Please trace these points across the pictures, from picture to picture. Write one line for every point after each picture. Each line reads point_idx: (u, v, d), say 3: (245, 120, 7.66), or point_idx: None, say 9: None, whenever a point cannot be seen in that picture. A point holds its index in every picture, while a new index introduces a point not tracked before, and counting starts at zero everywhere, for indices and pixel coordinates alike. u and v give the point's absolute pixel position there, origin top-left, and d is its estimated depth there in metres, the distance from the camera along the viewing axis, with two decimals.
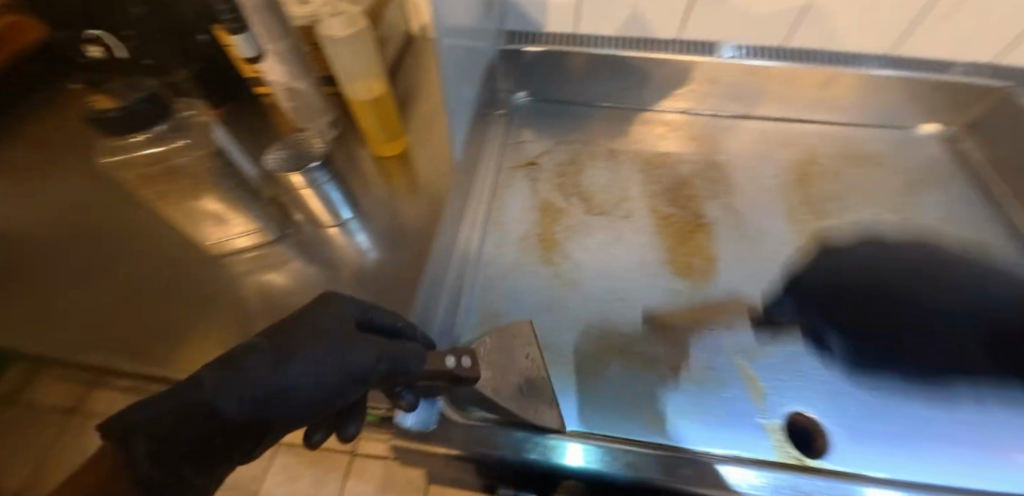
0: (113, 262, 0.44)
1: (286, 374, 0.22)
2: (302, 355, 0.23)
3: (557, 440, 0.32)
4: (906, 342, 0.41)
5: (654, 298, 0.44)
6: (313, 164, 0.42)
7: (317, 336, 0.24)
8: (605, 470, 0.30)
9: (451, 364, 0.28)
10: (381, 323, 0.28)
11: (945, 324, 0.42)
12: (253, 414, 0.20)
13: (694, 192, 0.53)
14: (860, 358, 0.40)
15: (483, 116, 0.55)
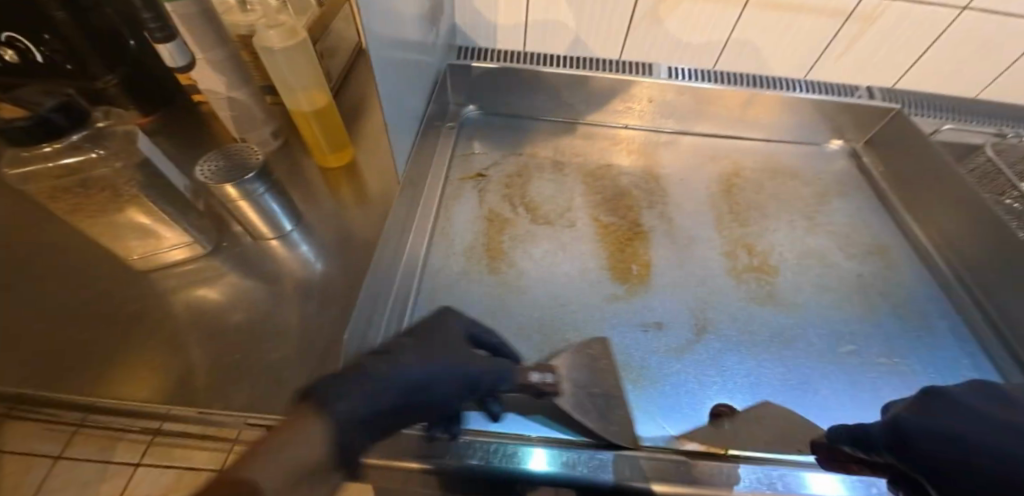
0: (30, 283, 0.42)
1: (427, 369, 0.27)
2: (432, 363, 0.28)
3: (522, 447, 0.32)
4: (815, 337, 0.45)
5: (594, 303, 0.46)
6: (248, 176, 0.41)
7: (438, 344, 0.29)
8: (575, 476, 0.31)
9: (538, 379, 0.33)
10: (485, 340, 0.33)
11: (847, 320, 0.46)
12: (405, 397, 0.26)
13: (633, 202, 0.56)
14: (776, 352, 0.43)
15: (431, 128, 0.56)
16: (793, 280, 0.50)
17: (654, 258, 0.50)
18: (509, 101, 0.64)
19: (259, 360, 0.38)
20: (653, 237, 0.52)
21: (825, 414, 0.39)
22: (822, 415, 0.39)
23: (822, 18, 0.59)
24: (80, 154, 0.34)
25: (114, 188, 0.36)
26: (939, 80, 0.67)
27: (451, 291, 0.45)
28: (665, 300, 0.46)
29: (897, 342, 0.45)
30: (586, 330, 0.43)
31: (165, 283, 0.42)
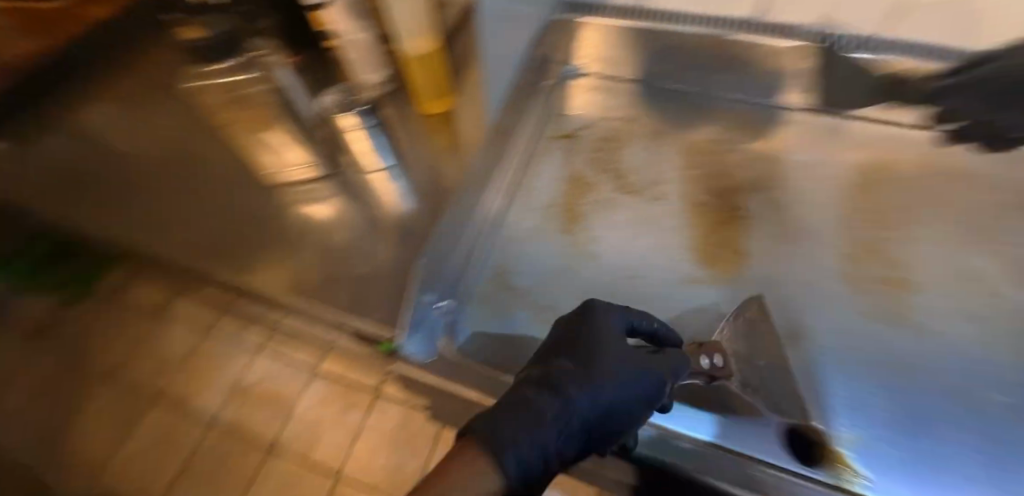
0: (201, 184, 0.54)
1: (603, 383, 0.24)
2: (607, 360, 0.25)
3: None
4: (948, 376, 0.36)
5: (669, 282, 0.42)
6: (360, 108, 0.46)
7: (600, 355, 0.25)
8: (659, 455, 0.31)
9: (706, 365, 0.34)
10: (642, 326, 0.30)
11: (1007, 367, 0.36)
12: (591, 416, 0.23)
13: (738, 182, 0.50)
14: (881, 381, 0.36)
15: (529, 84, 0.56)
16: (934, 303, 0.40)
17: (749, 247, 0.45)
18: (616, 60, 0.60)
19: (351, 273, 0.44)
20: (754, 224, 0.46)
21: (937, 463, 0.31)
22: (932, 463, 0.31)
23: None
24: None
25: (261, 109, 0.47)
26: None
27: (523, 245, 0.46)
28: (754, 296, 0.41)
29: None
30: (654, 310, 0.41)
31: (288, 196, 0.50)
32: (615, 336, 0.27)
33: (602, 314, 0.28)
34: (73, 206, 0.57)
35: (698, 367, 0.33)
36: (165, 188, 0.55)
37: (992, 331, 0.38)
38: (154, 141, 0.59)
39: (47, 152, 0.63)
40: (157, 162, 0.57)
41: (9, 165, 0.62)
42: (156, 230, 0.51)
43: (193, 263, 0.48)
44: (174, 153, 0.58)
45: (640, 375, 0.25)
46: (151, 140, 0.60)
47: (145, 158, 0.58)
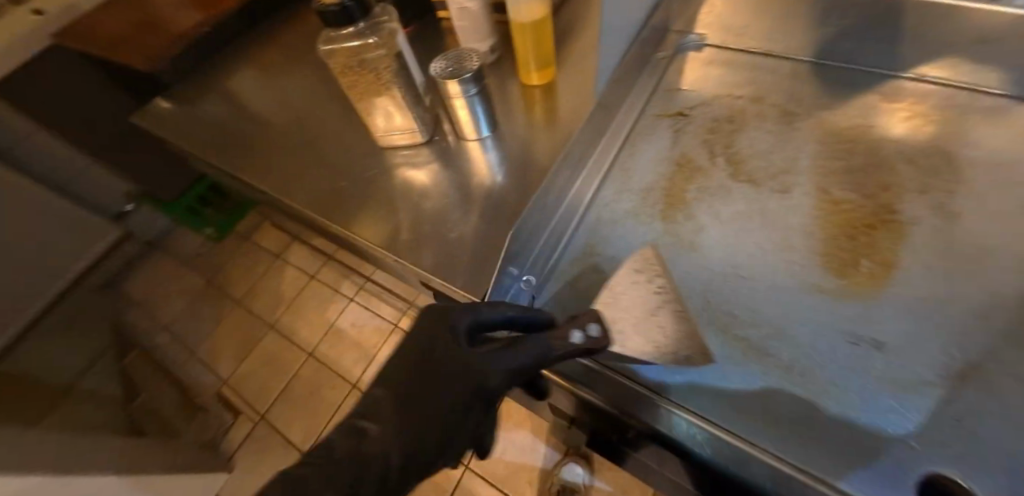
0: (324, 144, 0.61)
1: (445, 395, 0.31)
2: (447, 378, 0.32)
3: (649, 405, 0.32)
4: None
5: (787, 287, 0.36)
6: (467, 76, 0.44)
7: (449, 369, 0.32)
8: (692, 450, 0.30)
9: (581, 339, 0.32)
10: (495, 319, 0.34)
11: None
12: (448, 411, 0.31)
13: (893, 180, 0.40)
14: None
15: (639, 55, 0.52)
16: None
17: (903, 258, 0.36)
18: (745, 31, 0.53)
19: (440, 236, 0.45)
20: (913, 232, 0.37)
21: None
22: None
23: None
24: (362, 41, 0.42)
25: (377, 73, 0.44)
26: None
27: (615, 229, 0.43)
28: (904, 318, 0.33)
29: None
30: (767, 316, 0.35)
31: (393, 160, 0.54)
32: (457, 350, 0.32)
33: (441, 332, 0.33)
34: (221, 156, 0.67)
35: (569, 343, 0.31)
36: (295, 148, 0.62)
37: None
38: (297, 107, 0.69)
39: (212, 112, 0.75)
40: (295, 124, 0.66)
41: (185, 120, 0.75)
42: (282, 180, 0.58)
43: (304, 211, 0.54)
44: (309, 117, 0.66)
45: (480, 373, 0.31)
46: (292, 105, 0.70)
47: (287, 121, 0.67)
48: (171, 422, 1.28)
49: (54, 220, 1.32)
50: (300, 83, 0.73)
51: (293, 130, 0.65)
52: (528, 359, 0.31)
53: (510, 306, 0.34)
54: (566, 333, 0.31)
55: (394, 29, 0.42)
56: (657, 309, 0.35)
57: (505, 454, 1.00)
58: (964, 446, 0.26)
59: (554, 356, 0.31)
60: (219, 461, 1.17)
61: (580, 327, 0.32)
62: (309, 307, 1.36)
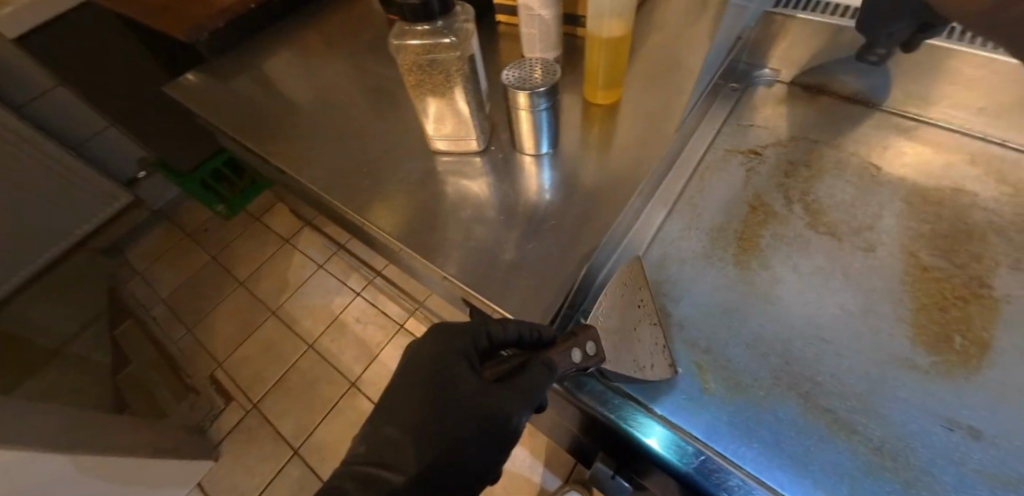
0: (366, 136, 0.57)
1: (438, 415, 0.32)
2: (453, 436, 0.32)
3: (647, 420, 0.32)
4: None
5: (871, 356, 0.34)
6: (539, 89, 0.41)
7: (446, 394, 0.32)
8: (685, 466, 0.30)
9: (577, 358, 0.31)
10: (496, 338, 0.33)
11: None
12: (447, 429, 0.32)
13: (987, 249, 0.38)
14: None
15: (713, 87, 0.50)
16: None
17: (1000, 339, 0.33)
18: (827, 72, 0.50)
19: (486, 251, 0.41)
20: (1010, 311, 0.34)
21: None
22: None
23: None
24: (437, 40, 0.39)
25: (447, 74, 0.41)
26: None
27: (682, 272, 0.40)
28: (1005, 405, 0.30)
29: None
30: (851, 386, 0.33)
31: (441, 165, 0.51)
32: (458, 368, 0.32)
33: (431, 358, 0.33)
34: (252, 138, 0.63)
35: (570, 363, 0.31)
36: (331, 139, 0.59)
37: None
38: (339, 94, 0.66)
39: (246, 89, 0.72)
40: (333, 112, 0.63)
41: (215, 95, 0.71)
42: (314, 167, 0.55)
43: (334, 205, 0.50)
44: (348, 107, 0.63)
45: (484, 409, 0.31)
46: (332, 91, 0.67)
47: (324, 108, 0.64)
48: (158, 401, 1.24)
49: (66, 180, 1.29)
50: (341, 70, 0.71)
51: (331, 119, 0.62)
52: (534, 380, 0.30)
53: (517, 323, 0.32)
54: (563, 349, 0.31)
55: (471, 31, 0.40)
56: (637, 326, 0.35)
57: (505, 473, 0.96)
58: None
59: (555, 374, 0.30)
60: (205, 450, 1.12)
61: (576, 345, 0.31)
62: (314, 297, 1.33)
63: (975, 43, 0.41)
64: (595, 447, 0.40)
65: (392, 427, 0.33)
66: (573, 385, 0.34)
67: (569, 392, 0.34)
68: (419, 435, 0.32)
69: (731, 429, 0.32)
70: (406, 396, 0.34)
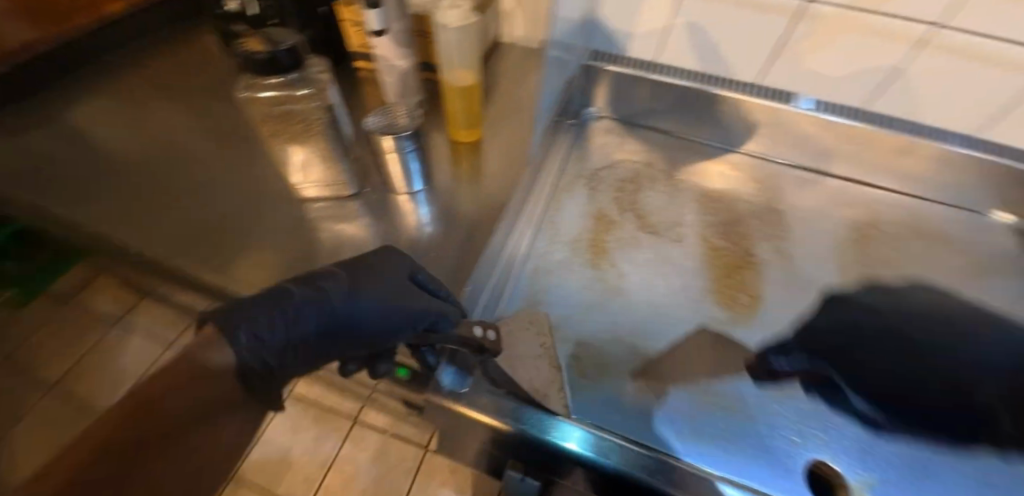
0: (217, 190, 0.52)
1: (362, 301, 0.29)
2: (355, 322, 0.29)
3: (557, 421, 0.34)
4: (934, 416, 0.40)
5: (690, 320, 0.45)
6: (404, 133, 0.44)
7: (382, 284, 0.30)
8: (598, 458, 0.32)
9: (478, 335, 0.32)
10: (426, 284, 0.33)
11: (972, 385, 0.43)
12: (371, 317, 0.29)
13: (748, 230, 0.53)
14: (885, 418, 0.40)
15: (555, 123, 0.60)
16: (928, 353, 0.44)
17: (763, 291, 0.47)
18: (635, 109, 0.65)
19: None
20: (765, 270, 0.49)
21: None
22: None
23: (1015, 72, 0.54)
24: (291, 92, 0.39)
25: (308, 123, 0.42)
26: None
27: (551, 284, 0.47)
28: (767, 338, 0.44)
29: None
30: (679, 348, 0.43)
31: (314, 212, 0.49)
32: (394, 275, 0.31)
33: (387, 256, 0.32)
34: (61, 201, 0.52)
35: (470, 336, 0.32)
36: (176, 195, 0.52)
37: (952, 361, 0.44)
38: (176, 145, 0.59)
39: (45, 143, 0.59)
40: (171, 166, 0.56)
41: None
42: (154, 229, 0.48)
43: (188, 270, 0.45)
44: (192, 159, 0.57)
45: (393, 326, 0.30)
46: (166, 142, 0.59)
47: (160, 162, 0.57)
48: None
49: None
50: (178, 117, 0.63)
51: (172, 172, 0.55)
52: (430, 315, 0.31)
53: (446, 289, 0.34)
54: (466, 329, 0.32)
55: (327, 81, 0.42)
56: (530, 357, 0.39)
57: None
58: (819, 432, 0.38)
59: (447, 336, 0.31)
60: None
61: (479, 324, 0.33)
62: None
63: (726, 85, 0.58)
64: (511, 457, 0.41)
65: (340, 274, 0.29)
66: (467, 400, 0.34)
67: (465, 408, 0.34)
68: (352, 296, 0.28)
69: (616, 409, 0.39)
70: (358, 272, 0.30)
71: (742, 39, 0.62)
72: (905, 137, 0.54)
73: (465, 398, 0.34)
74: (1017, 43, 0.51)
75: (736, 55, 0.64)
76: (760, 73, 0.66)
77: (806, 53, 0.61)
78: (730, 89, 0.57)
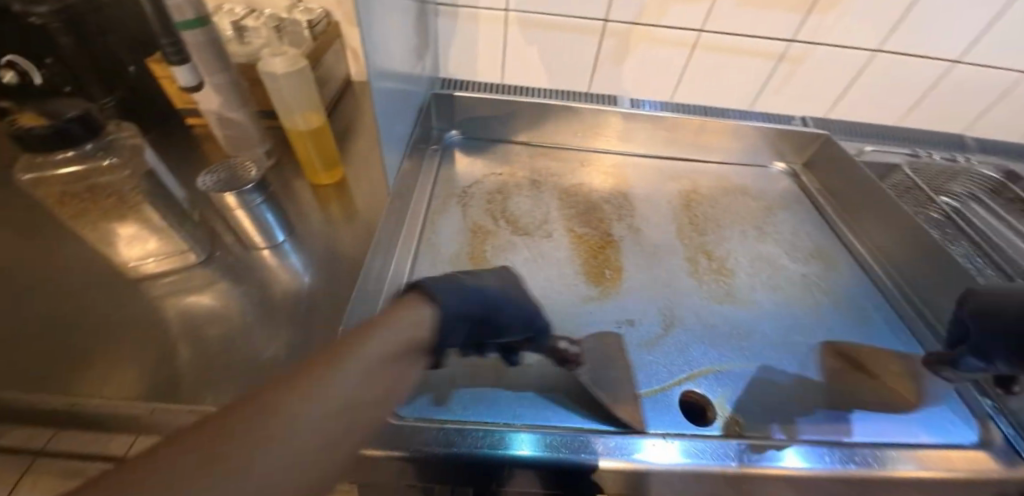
0: (13, 290, 0.42)
1: (506, 300, 0.39)
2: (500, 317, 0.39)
3: (492, 432, 0.36)
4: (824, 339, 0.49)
5: (570, 302, 0.49)
6: (247, 186, 0.43)
7: (520, 291, 0.41)
8: (546, 453, 0.35)
9: (564, 347, 0.42)
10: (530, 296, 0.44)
11: (830, 304, 0.53)
12: (508, 316, 0.39)
13: (604, 215, 0.61)
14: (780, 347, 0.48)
15: (416, 150, 0.62)
16: (749, 279, 0.55)
17: (624, 263, 0.54)
18: (490, 127, 0.70)
19: (241, 361, 0.37)
20: (621, 245, 0.57)
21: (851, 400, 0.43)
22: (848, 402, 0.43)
23: (760, 60, 0.72)
24: (93, 164, 0.38)
25: (120, 195, 0.39)
26: (864, 109, 0.78)
27: None
28: (633, 299, 0.50)
29: (891, 321, 0.52)
30: (565, 329, 0.47)
31: (156, 290, 0.43)
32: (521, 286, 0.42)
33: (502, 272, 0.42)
34: None
35: (558, 346, 0.42)
36: None
37: (768, 280, 0.55)
38: None
39: None
40: None
41: None
42: None
43: None
44: None
45: (520, 324, 0.40)
46: None
47: None
48: None
49: None
50: None
51: None
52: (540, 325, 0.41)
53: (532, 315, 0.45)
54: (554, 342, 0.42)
55: (137, 146, 0.41)
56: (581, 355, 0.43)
57: None
58: (690, 367, 0.44)
59: (542, 344, 0.42)
60: None
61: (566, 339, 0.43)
62: None
63: (562, 98, 0.68)
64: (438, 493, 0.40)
65: (490, 280, 0.40)
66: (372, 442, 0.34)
67: (378, 450, 0.33)
68: (506, 295, 0.40)
69: (538, 401, 0.40)
70: (497, 279, 0.41)
71: (568, 56, 0.72)
72: (693, 118, 0.69)
73: (382, 441, 0.34)
74: (753, 37, 0.68)
75: (564, 71, 0.75)
76: (588, 84, 0.77)
77: (616, 65, 0.73)
78: (566, 101, 0.68)
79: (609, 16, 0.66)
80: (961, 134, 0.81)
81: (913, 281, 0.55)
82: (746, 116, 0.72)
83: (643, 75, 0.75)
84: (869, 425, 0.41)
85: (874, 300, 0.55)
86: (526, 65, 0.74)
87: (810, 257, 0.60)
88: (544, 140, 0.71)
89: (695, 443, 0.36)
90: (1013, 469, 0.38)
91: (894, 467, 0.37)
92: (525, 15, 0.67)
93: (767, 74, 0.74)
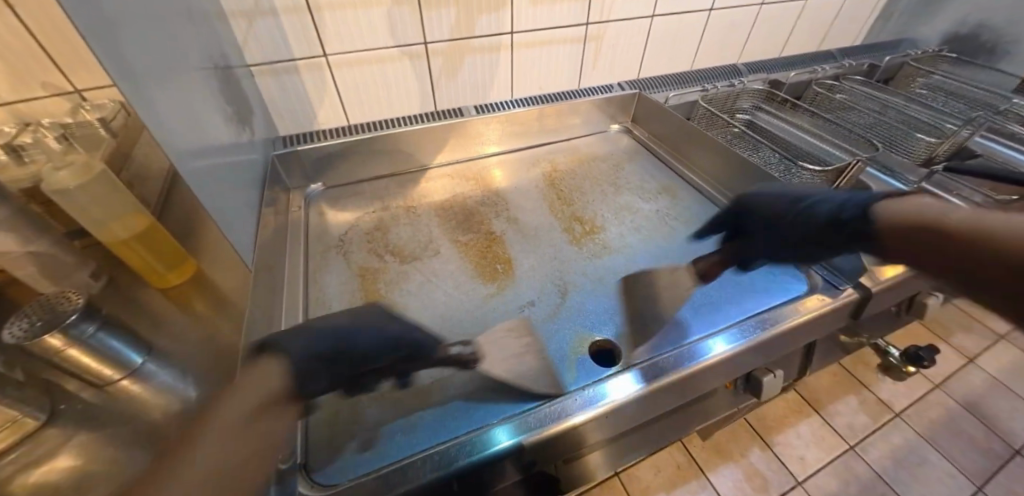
0: None
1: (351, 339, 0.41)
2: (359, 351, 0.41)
3: (464, 441, 0.38)
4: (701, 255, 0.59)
5: (472, 306, 0.51)
6: (72, 319, 0.39)
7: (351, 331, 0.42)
8: (519, 437, 0.38)
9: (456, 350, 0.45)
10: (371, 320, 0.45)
11: (685, 227, 0.64)
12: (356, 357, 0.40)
13: (483, 216, 0.65)
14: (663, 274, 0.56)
15: (274, 218, 0.59)
16: (617, 229, 0.63)
17: (511, 252, 0.59)
18: (350, 171, 0.71)
19: None
20: (503, 238, 0.61)
21: (736, 292, 0.53)
22: (736, 294, 0.52)
23: (570, 45, 0.82)
24: None
25: None
26: (662, 63, 0.94)
27: None
28: (527, 282, 0.55)
29: None
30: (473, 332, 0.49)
31: None
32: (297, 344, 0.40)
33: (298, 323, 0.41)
34: None
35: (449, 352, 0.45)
36: None
37: (633, 225, 0.64)
38: None
39: None
40: None
41: None
42: None
43: None
44: None
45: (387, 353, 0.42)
46: None
47: None
48: None
49: None
50: None
51: None
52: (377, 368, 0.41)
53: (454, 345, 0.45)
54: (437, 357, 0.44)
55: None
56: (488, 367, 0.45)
57: None
58: (601, 318, 0.50)
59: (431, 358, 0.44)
60: None
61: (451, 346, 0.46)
62: None
63: (410, 123, 0.70)
64: None
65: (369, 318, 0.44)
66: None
67: None
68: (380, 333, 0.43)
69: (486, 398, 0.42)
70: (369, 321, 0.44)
71: (402, 84, 0.75)
72: (531, 108, 0.77)
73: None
74: (556, 29, 0.78)
75: (407, 98, 0.78)
76: (433, 104, 0.81)
77: (452, 80, 0.78)
78: (413, 125, 0.70)
79: (426, 39, 0.70)
80: (735, 63, 1.01)
81: (735, 188, 0.68)
82: (580, 94, 0.82)
83: (479, 83, 0.81)
84: (749, 306, 0.51)
85: (714, 212, 0.66)
86: (366, 102, 0.75)
87: (658, 193, 0.70)
88: (407, 168, 0.73)
89: (643, 369, 0.43)
90: (834, 298, 0.50)
91: (779, 322, 0.47)
92: (347, 57, 0.68)
93: (579, 55, 0.84)
